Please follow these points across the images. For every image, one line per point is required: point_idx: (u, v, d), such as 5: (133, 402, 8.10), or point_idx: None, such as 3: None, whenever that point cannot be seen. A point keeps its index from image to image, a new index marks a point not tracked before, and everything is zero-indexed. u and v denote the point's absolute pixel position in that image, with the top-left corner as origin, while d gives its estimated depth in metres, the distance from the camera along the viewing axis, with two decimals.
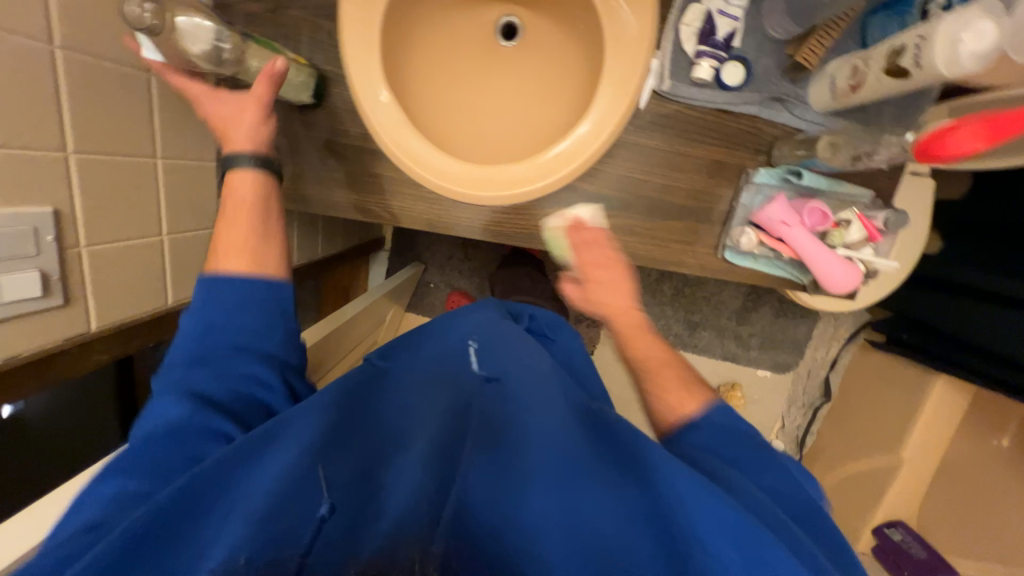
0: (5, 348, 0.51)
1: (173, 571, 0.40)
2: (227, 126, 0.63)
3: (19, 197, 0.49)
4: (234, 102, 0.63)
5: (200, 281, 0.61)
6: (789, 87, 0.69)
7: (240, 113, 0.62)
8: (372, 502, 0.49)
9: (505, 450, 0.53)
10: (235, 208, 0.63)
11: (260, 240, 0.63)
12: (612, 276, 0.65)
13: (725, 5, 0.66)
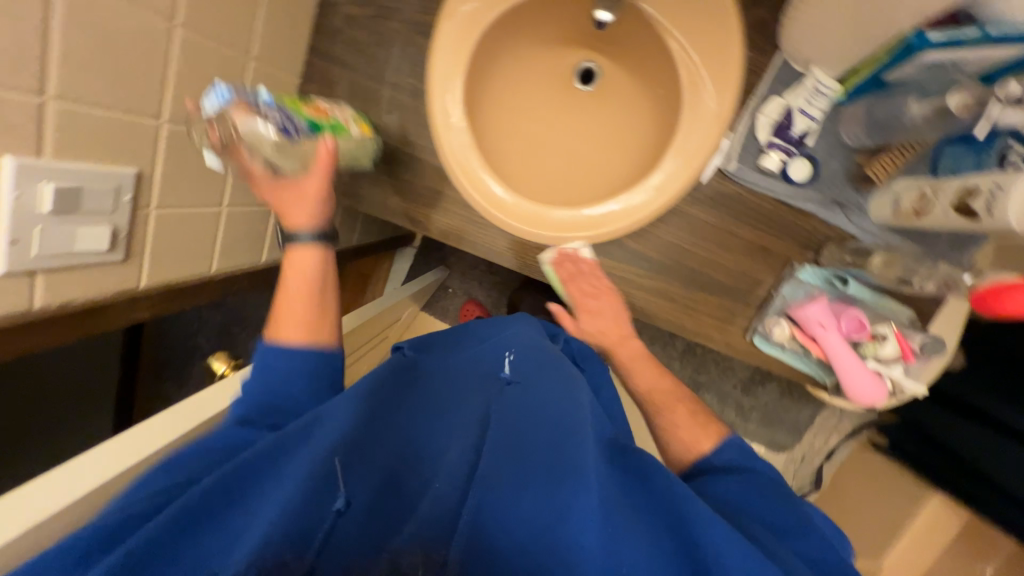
0: (63, 294, 0.53)
1: (210, 551, 0.44)
2: (283, 210, 0.67)
3: (107, 156, 0.51)
4: (294, 187, 0.64)
5: (262, 349, 0.65)
6: (850, 193, 0.70)
7: (295, 205, 0.66)
8: (395, 503, 0.51)
9: (533, 470, 0.51)
10: (294, 284, 0.68)
11: (316, 313, 0.67)
12: (603, 302, 0.79)
13: (808, 104, 0.66)
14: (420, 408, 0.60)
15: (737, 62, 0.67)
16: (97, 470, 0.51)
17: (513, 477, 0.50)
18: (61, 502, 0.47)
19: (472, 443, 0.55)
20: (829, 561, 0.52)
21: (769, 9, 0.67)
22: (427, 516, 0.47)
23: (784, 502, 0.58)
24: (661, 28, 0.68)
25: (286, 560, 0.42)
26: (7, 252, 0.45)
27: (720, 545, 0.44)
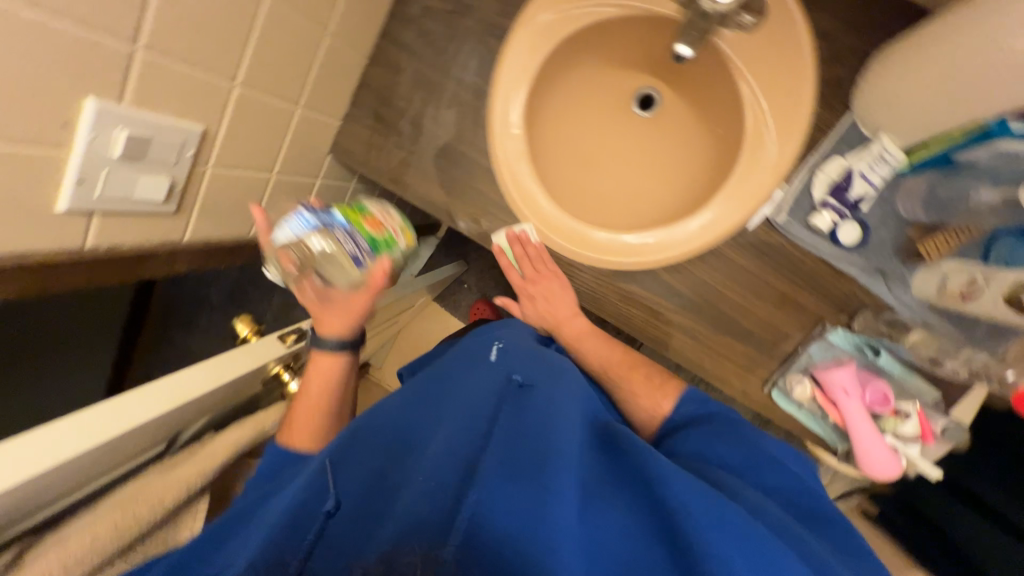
0: (111, 237, 0.53)
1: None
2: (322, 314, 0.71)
3: (178, 110, 0.52)
4: (344, 299, 0.67)
5: (270, 447, 0.68)
6: (895, 264, 0.69)
7: (335, 316, 0.70)
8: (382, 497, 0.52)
9: (521, 458, 0.52)
10: (313, 387, 0.71)
11: (328, 417, 0.71)
12: (550, 287, 0.81)
13: (870, 170, 0.66)
14: (423, 418, 0.62)
15: (805, 116, 0.66)
16: (119, 419, 0.50)
17: (503, 465, 0.51)
18: (49, 462, 0.44)
19: (458, 432, 0.56)
20: (787, 487, 0.59)
21: (846, 68, 0.66)
22: (412, 509, 0.48)
23: (754, 445, 0.63)
24: (735, 69, 0.68)
25: (284, 559, 0.47)
26: (72, 189, 0.45)
27: (701, 508, 0.46)
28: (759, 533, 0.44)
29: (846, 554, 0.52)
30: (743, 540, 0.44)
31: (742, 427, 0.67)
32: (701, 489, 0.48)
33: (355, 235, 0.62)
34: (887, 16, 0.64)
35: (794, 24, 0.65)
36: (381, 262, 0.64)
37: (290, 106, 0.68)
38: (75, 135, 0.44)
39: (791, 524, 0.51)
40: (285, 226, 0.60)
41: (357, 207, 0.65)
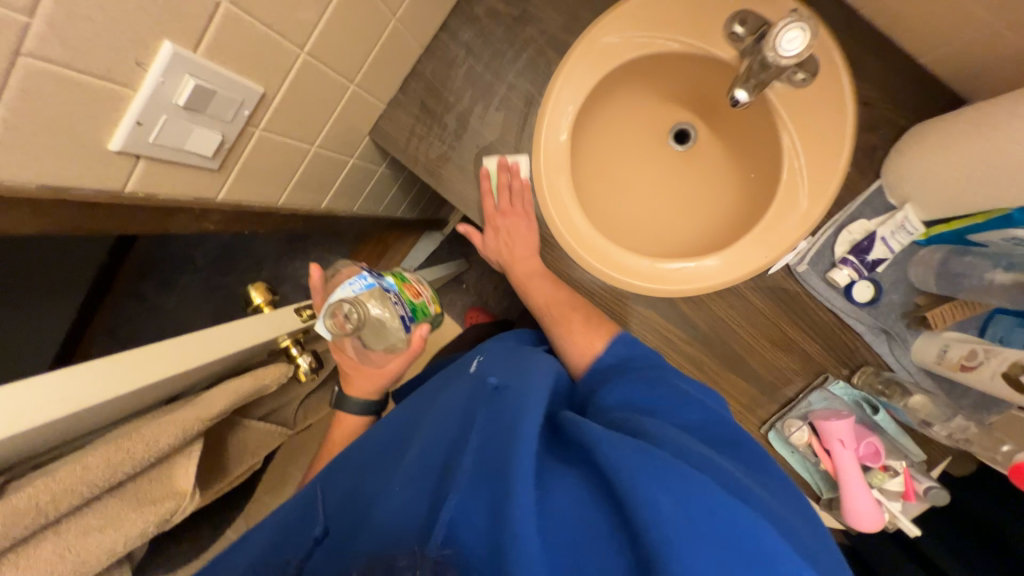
0: (151, 185, 0.51)
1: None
2: (354, 375, 0.79)
3: (245, 68, 0.50)
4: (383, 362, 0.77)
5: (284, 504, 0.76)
6: (900, 327, 0.73)
7: (368, 377, 0.78)
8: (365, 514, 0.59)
9: (489, 452, 0.53)
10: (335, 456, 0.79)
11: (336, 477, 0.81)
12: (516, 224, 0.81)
13: (890, 236, 0.70)
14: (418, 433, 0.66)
15: (839, 176, 0.70)
16: (123, 376, 0.46)
17: (478, 465, 0.52)
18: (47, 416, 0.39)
19: (431, 447, 0.60)
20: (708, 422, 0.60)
21: (882, 138, 0.70)
22: (386, 526, 0.54)
23: (680, 384, 0.65)
24: (780, 121, 0.71)
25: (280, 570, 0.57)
26: (128, 131, 0.44)
27: (636, 466, 0.46)
28: (686, 481, 0.45)
29: (762, 478, 0.55)
30: (675, 492, 0.44)
31: (666, 369, 0.68)
32: (637, 447, 0.48)
33: (404, 301, 0.70)
34: (925, 97, 0.68)
35: (841, 90, 0.68)
36: (422, 329, 0.72)
37: (344, 82, 0.67)
38: (144, 76, 0.42)
39: (718, 461, 0.51)
40: (346, 286, 0.65)
41: (399, 275, 0.74)
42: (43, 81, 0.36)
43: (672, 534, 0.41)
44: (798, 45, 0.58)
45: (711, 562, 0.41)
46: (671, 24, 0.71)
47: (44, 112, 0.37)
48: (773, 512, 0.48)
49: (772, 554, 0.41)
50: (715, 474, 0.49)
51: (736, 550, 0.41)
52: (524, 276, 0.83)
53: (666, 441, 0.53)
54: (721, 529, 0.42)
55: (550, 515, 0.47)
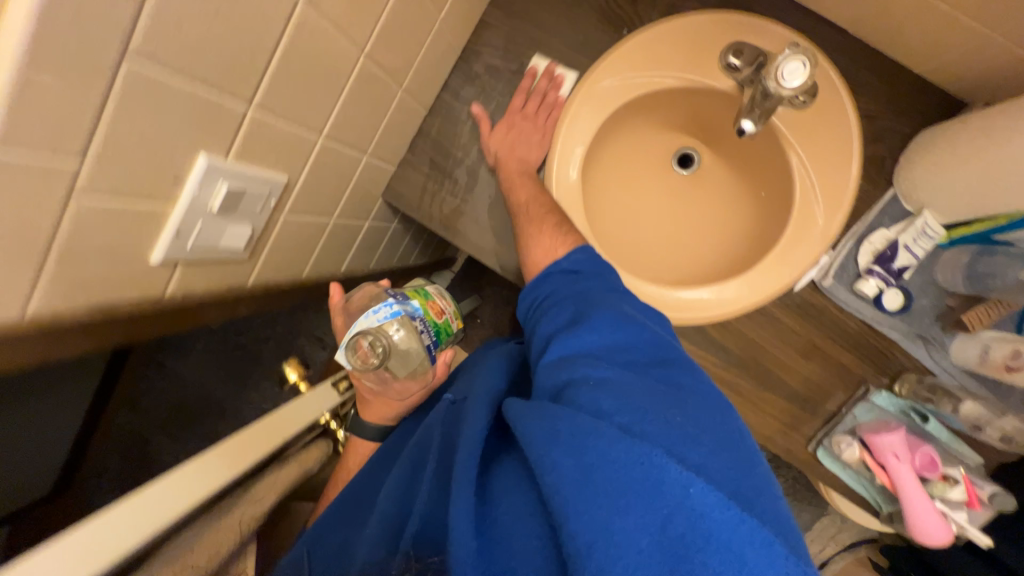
0: (189, 284, 0.51)
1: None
2: (370, 399, 0.76)
3: (270, 163, 0.52)
4: (404, 388, 0.73)
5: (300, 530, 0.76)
6: (935, 331, 0.72)
7: (385, 401, 0.75)
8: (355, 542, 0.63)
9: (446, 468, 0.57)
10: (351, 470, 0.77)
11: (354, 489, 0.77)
12: (529, 131, 0.78)
13: (913, 242, 0.69)
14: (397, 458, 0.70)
15: (851, 189, 0.71)
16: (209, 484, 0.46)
17: (440, 478, 0.57)
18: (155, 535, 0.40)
19: (405, 470, 0.64)
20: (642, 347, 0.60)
21: (888, 148, 0.72)
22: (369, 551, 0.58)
23: (615, 307, 0.63)
24: (786, 144, 0.72)
25: None
26: (168, 242, 0.45)
27: (544, 438, 0.50)
28: (581, 433, 0.48)
29: (685, 399, 0.54)
30: (574, 449, 0.48)
31: (605, 294, 0.65)
32: (550, 413, 0.52)
33: (428, 325, 0.71)
34: (925, 105, 0.70)
35: (843, 109, 0.70)
36: (447, 354, 0.74)
37: (357, 155, 0.69)
38: (181, 190, 0.43)
39: (633, 397, 0.52)
40: (370, 314, 0.64)
41: (423, 291, 0.75)
42: (93, 216, 0.37)
43: (569, 491, 0.46)
44: (801, 76, 0.59)
45: (607, 509, 0.44)
46: (665, 61, 0.73)
47: (92, 242, 0.38)
48: (684, 437, 0.49)
49: (662, 481, 0.44)
50: (627, 413, 0.50)
51: (633, 487, 0.45)
52: (510, 174, 0.78)
53: (581, 388, 0.54)
54: (614, 469, 0.46)
55: (492, 506, 0.53)
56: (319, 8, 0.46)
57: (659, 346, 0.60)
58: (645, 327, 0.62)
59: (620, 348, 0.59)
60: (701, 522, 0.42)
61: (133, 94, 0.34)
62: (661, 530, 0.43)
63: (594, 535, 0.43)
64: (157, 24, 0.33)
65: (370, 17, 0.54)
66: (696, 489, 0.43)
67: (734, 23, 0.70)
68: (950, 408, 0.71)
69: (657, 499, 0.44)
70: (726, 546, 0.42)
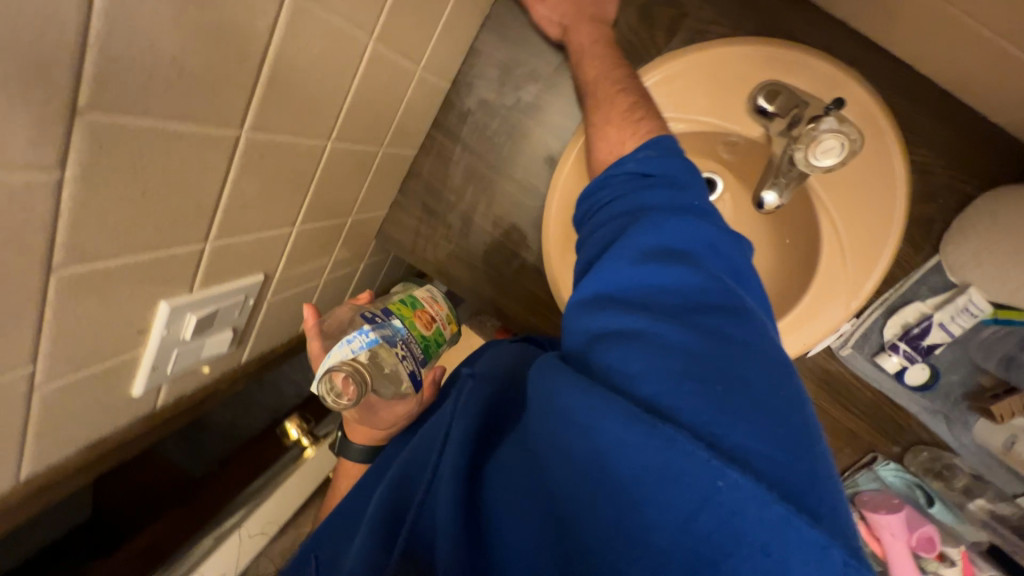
0: (176, 391, 0.53)
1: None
2: (356, 422, 0.71)
3: (242, 273, 0.50)
4: (387, 408, 0.69)
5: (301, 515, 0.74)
6: (959, 410, 0.66)
7: (372, 424, 0.70)
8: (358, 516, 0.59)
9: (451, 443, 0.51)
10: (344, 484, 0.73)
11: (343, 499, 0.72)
12: None
13: (950, 321, 0.62)
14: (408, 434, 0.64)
15: (886, 259, 0.62)
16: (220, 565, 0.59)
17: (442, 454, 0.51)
18: None
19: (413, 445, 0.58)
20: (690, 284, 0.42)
21: (940, 209, 0.62)
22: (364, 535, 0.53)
23: (662, 229, 0.45)
24: (816, 201, 0.63)
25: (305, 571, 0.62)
26: (146, 377, 0.45)
27: (547, 414, 0.41)
28: (591, 409, 0.37)
29: (729, 362, 0.38)
30: (583, 429, 0.38)
31: (647, 211, 0.46)
32: (562, 383, 0.41)
33: (412, 344, 0.68)
34: (994, 162, 0.59)
35: (890, 165, 0.60)
36: (437, 371, 0.73)
37: (342, 219, 0.66)
38: (149, 335, 0.43)
39: (664, 357, 0.39)
40: (345, 345, 0.59)
41: (410, 301, 0.72)
42: (62, 392, 0.37)
43: (579, 478, 0.37)
44: (835, 155, 0.52)
45: (613, 501, 0.36)
46: (685, 101, 0.62)
47: (68, 408, 0.39)
48: (722, 410, 0.36)
49: (684, 472, 0.34)
50: (655, 380, 0.38)
51: (651, 476, 0.34)
52: (581, 45, 0.62)
53: (603, 348, 0.41)
54: (624, 454, 0.36)
55: (489, 494, 0.45)
56: (270, 129, 0.41)
57: (715, 283, 0.42)
58: (698, 260, 0.44)
59: (664, 291, 0.43)
60: (731, 521, 0.32)
61: (73, 293, 0.33)
62: (682, 530, 0.33)
63: (604, 534, 0.35)
64: (79, 233, 0.30)
65: (333, 108, 0.48)
66: (727, 482, 0.33)
67: (769, 57, 0.59)
68: (949, 487, 0.70)
69: (678, 494, 0.34)
70: (760, 551, 0.32)
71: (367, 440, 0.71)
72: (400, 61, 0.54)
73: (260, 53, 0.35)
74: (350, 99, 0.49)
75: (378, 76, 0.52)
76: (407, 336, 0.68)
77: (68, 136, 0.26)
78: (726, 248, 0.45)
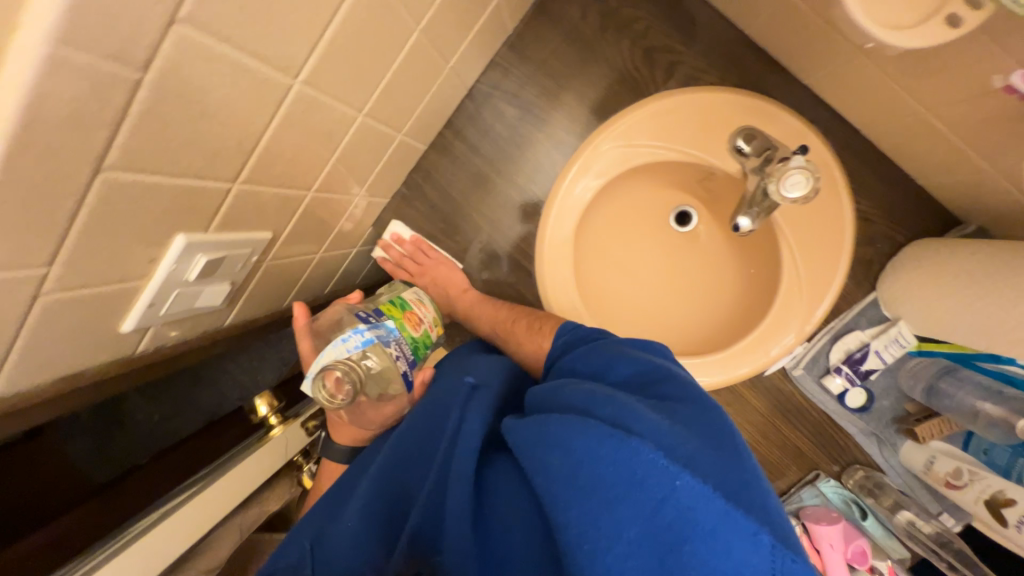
0: (156, 338, 0.50)
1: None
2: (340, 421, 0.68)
3: (257, 224, 0.51)
4: (370, 413, 0.65)
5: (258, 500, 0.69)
6: (889, 432, 0.76)
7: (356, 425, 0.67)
8: None
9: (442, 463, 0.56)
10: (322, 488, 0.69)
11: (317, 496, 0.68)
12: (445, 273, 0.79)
13: (884, 349, 0.72)
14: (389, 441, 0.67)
15: (835, 289, 0.71)
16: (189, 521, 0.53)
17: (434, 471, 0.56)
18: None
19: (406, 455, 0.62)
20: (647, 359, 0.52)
21: (877, 252, 0.73)
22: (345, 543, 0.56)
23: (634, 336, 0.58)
24: (779, 234, 0.72)
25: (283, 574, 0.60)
26: (140, 314, 0.44)
27: (532, 439, 0.47)
28: (565, 429, 0.44)
29: (674, 404, 0.46)
30: (561, 447, 0.43)
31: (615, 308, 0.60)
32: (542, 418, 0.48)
33: (405, 345, 0.65)
34: (920, 217, 0.71)
35: (840, 208, 0.70)
36: (425, 373, 0.69)
37: (351, 196, 0.68)
38: (157, 267, 0.42)
39: (627, 398, 0.46)
40: (340, 343, 0.57)
41: (399, 303, 0.70)
42: (62, 306, 0.36)
43: (558, 487, 0.42)
44: (802, 188, 0.60)
45: (588, 504, 0.40)
46: (674, 135, 0.72)
47: (58, 326, 0.37)
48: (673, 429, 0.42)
49: (644, 476, 0.39)
50: (615, 408, 0.45)
51: (619, 481, 0.40)
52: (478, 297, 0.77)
53: (576, 387, 0.49)
54: (597, 468, 0.41)
55: (485, 504, 0.52)
56: (320, 85, 0.44)
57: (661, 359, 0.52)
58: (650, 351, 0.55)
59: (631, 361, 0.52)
60: (688, 514, 0.37)
61: (108, 200, 0.33)
62: (648, 525, 0.38)
63: (582, 529, 0.40)
64: (137, 137, 0.31)
65: (372, 84, 0.51)
66: (683, 482, 0.38)
67: (747, 106, 0.69)
68: (879, 504, 0.76)
69: (642, 495, 0.38)
70: (711, 539, 0.36)
71: (351, 441, 0.68)
72: (435, 56, 0.59)
73: (330, 12, 0.39)
74: (387, 80, 0.53)
75: (414, 66, 0.56)
76: (401, 339, 0.65)
77: (162, 38, 0.28)
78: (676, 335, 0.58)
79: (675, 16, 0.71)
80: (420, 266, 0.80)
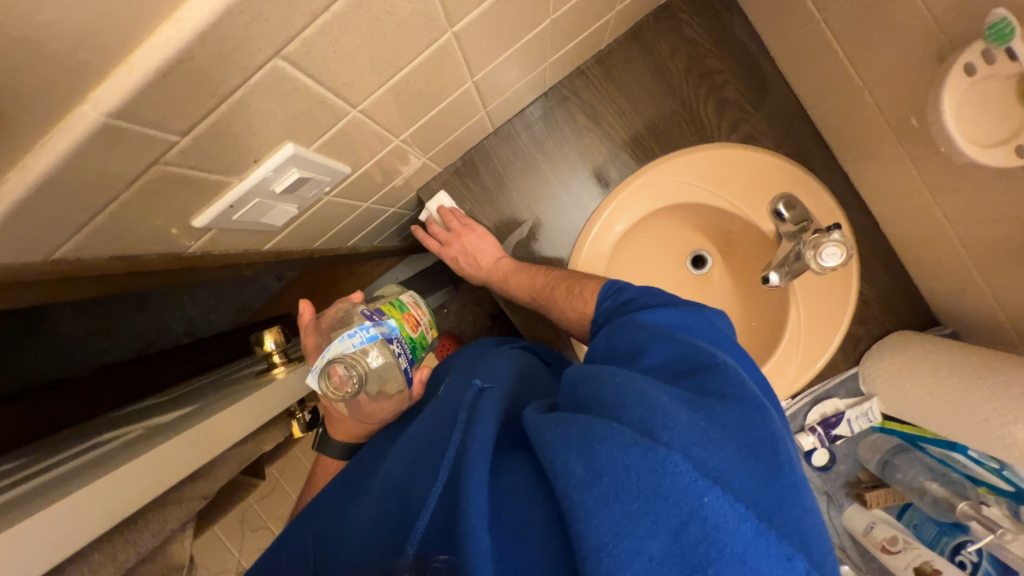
0: (210, 244, 0.47)
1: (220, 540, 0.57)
2: (337, 416, 0.70)
3: (347, 155, 0.50)
4: (362, 410, 0.66)
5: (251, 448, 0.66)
6: (839, 493, 0.84)
7: (352, 422, 0.69)
8: (344, 520, 0.58)
9: (453, 459, 0.54)
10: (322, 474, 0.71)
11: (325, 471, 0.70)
12: (474, 239, 0.81)
13: (854, 419, 0.80)
14: (403, 434, 0.65)
15: (827, 357, 0.79)
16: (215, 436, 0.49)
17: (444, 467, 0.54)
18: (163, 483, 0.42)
19: (412, 449, 0.60)
20: (676, 352, 0.54)
21: (866, 333, 0.82)
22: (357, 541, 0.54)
23: (669, 311, 0.60)
24: (792, 296, 0.79)
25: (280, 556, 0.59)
26: (218, 212, 0.41)
27: (553, 439, 0.47)
28: (590, 432, 0.44)
29: (709, 402, 0.47)
30: (583, 452, 0.43)
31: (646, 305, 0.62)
32: (564, 421, 0.48)
33: (407, 344, 0.64)
34: (906, 311, 0.81)
35: (848, 286, 0.78)
36: (423, 371, 0.70)
37: (418, 156, 0.68)
38: (255, 169, 0.40)
39: (657, 397, 0.47)
40: (344, 338, 0.56)
41: (397, 303, 0.67)
42: (165, 181, 0.34)
43: (580, 492, 0.42)
44: (834, 260, 0.66)
45: (615, 513, 0.40)
46: (721, 180, 0.77)
47: (151, 200, 0.35)
48: (704, 440, 0.43)
49: (672, 491, 0.40)
50: (640, 408, 0.45)
51: (645, 491, 0.40)
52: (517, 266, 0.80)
53: (603, 384, 0.50)
54: (625, 477, 0.41)
55: (498, 492, 0.49)
56: (462, 40, 0.45)
57: (691, 343, 0.54)
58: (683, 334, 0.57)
59: (663, 363, 0.54)
60: (715, 534, 0.38)
61: (266, 85, 0.32)
62: (674, 540, 0.39)
63: (605, 538, 0.39)
64: (321, 36, 0.31)
65: (494, 55, 0.52)
66: (711, 498, 0.39)
67: (793, 176, 0.76)
68: None
69: (668, 507, 0.39)
70: (739, 560, 0.37)
71: (346, 436, 0.70)
72: (543, 48, 0.61)
73: None
74: (505, 55, 0.54)
75: (528, 50, 0.58)
76: (403, 339, 0.64)
77: None
78: (715, 322, 0.61)
79: (750, 80, 0.78)
80: (449, 234, 0.81)
